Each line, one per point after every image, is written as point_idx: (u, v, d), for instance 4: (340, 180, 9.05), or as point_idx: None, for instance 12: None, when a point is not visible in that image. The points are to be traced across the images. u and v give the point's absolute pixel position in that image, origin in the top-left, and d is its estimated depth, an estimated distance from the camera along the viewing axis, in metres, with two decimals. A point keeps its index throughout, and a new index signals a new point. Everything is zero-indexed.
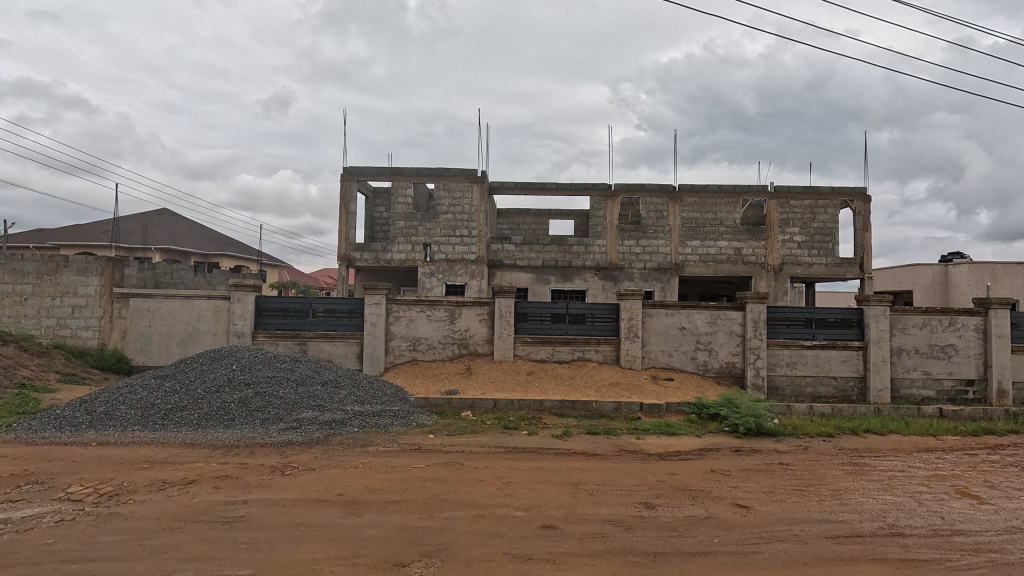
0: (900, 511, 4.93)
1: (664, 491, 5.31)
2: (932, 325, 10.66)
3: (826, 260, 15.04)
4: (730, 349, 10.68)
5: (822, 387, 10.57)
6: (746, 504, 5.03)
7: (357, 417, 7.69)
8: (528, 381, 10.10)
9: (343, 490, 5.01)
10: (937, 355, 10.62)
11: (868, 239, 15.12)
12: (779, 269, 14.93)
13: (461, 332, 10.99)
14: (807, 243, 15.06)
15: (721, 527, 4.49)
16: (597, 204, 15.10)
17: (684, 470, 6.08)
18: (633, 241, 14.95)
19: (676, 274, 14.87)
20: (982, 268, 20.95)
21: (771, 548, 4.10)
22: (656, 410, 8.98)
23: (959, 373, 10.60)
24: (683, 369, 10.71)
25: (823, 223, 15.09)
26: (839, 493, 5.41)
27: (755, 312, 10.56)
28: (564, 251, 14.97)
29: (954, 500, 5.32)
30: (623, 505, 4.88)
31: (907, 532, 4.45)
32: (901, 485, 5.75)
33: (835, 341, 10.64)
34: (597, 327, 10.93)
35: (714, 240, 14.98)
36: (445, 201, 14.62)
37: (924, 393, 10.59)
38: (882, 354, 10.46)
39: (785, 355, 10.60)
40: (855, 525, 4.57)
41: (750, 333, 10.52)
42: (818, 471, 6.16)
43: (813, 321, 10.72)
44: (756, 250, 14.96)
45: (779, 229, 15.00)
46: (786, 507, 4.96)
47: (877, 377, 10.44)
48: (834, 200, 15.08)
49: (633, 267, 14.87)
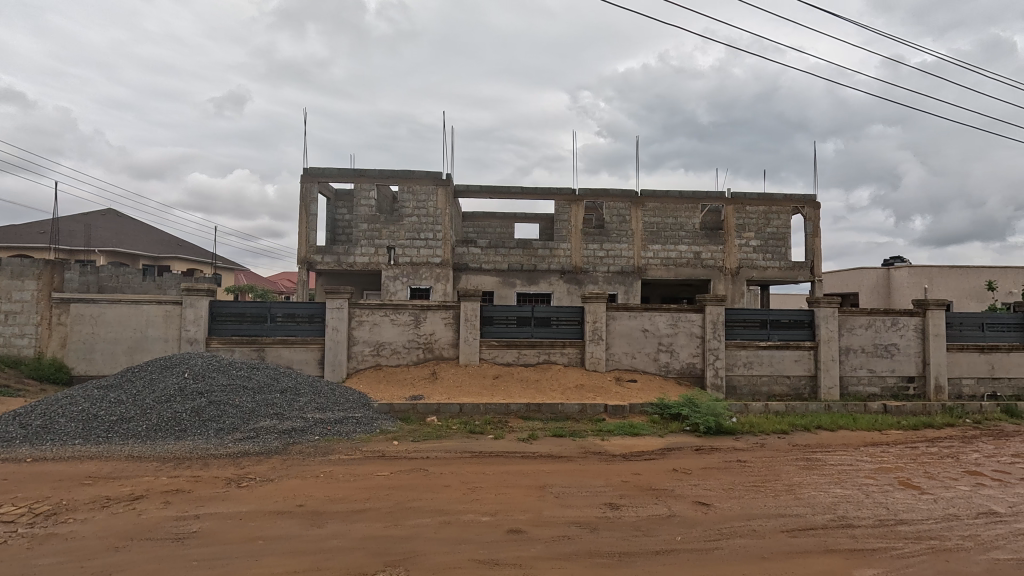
0: (849, 503, 5.17)
1: (628, 491, 5.39)
2: (876, 325, 11.26)
3: (779, 264, 15.65)
4: (691, 349, 10.96)
5: (777, 386, 10.99)
6: (707, 501, 5.17)
7: (318, 425, 7.47)
8: (494, 384, 10.06)
9: (304, 501, 4.85)
10: (881, 353, 11.22)
11: (818, 244, 15.85)
12: (736, 272, 15.46)
13: (426, 336, 10.86)
14: (761, 247, 15.64)
15: (684, 524, 4.59)
16: (562, 208, 15.26)
17: (647, 470, 6.18)
18: (597, 244, 15.17)
19: (639, 277, 15.19)
20: (921, 272, 22.26)
21: (731, 544, 4.22)
22: (620, 411, 9.17)
23: (901, 371, 11.23)
24: (646, 371, 10.93)
25: (777, 228, 15.70)
26: (793, 488, 5.63)
27: (714, 313, 10.89)
28: (529, 255, 15.05)
29: (898, 491, 5.63)
30: (588, 506, 4.92)
31: (856, 523, 4.67)
32: (849, 478, 6.03)
33: (788, 341, 11.09)
34: (562, 330, 11.03)
35: (674, 243, 15.37)
36: (409, 203, 14.45)
37: (869, 389, 11.16)
38: (831, 353, 10.96)
39: (742, 356, 10.97)
40: (810, 519, 4.75)
41: (709, 334, 10.83)
42: (774, 467, 6.39)
43: (768, 323, 11.15)
44: (714, 254, 15.46)
45: (736, 234, 15.53)
46: (743, 503, 5.13)
47: (827, 375, 10.93)
48: (786, 207, 15.75)
49: (597, 271, 15.11)
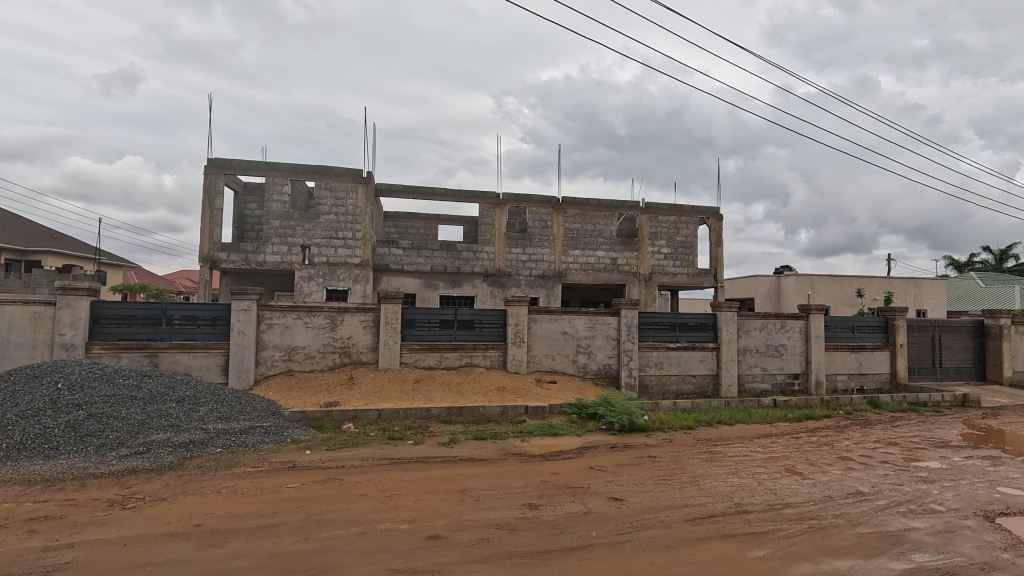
0: (744, 491, 5.65)
1: (546, 490, 5.52)
2: (768, 327, 12.42)
3: (687, 271, 16.77)
4: (607, 351, 11.44)
5: (684, 385, 11.77)
6: (619, 496, 5.41)
7: (220, 437, 6.90)
8: (415, 388, 9.87)
9: (203, 520, 4.46)
10: (772, 353, 12.39)
11: (721, 253, 17.20)
12: (649, 278, 16.38)
13: (343, 339, 10.43)
14: (672, 255, 16.69)
15: (599, 520, 4.78)
16: (486, 211, 15.34)
17: (565, 468, 6.37)
18: (520, 248, 15.40)
19: (560, 282, 15.63)
20: (805, 280, 24.90)
21: (641, 535, 4.45)
22: (540, 412, 9.36)
23: (789, 369, 12.47)
24: (565, 372, 11.25)
25: (685, 237, 16.84)
26: (697, 479, 6.06)
27: (628, 316, 11.45)
28: (453, 258, 14.96)
29: (784, 477, 6.24)
30: (507, 507, 4.98)
31: (749, 509, 5.12)
32: (744, 468, 6.60)
33: (694, 342, 11.92)
34: (484, 333, 11.06)
35: (593, 249, 15.99)
36: (327, 201, 13.82)
37: (762, 386, 12.28)
38: (730, 354, 11.94)
39: (654, 356, 11.63)
40: (710, 507, 5.14)
41: (624, 336, 11.37)
42: (680, 461, 6.84)
43: (677, 326, 11.92)
44: (630, 260, 16.27)
45: (649, 241, 16.45)
46: (653, 496, 5.43)
47: (727, 373, 11.89)
48: (693, 218, 16.94)
49: (519, 274, 15.34)
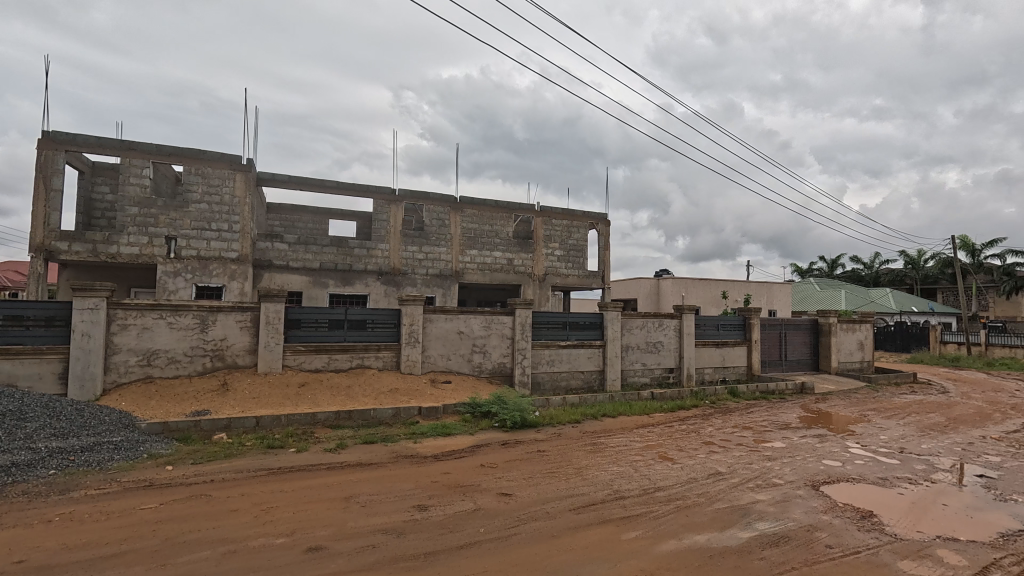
0: (622, 478, 6.09)
1: (436, 491, 5.48)
2: (648, 326, 13.48)
3: (578, 272, 17.61)
4: (502, 350, 11.65)
5: (573, 381, 12.37)
6: (508, 492, 5.55)
7: (54, 456, 5.92)
8: (299, 392, 9.26)
9: (26, 556, 3.79)
10: (651, 349, 13.47)
11: (608, 256, 18.33)
12: (542, 279, 16.96)
13: (215, 341, 9.47)
14: (564, 256, 17.42)
15: (487, 516, 4.85)
16: (380, 207, 14.85)
17: (456, 468, 6.38)
18: (416, 247, 15.13)
19: (456, 281, 15.62)
20: (680, 283, 27.41)
21: (527, 528, 4.61)
22: (433, 412, 9.28)
23: (665, 363, 13.64)
24: (460, 371, 11.27)
25: (577, 240, 17.67)
26: (581, 470, 6.40)
27: (522, 316, 11.75)
28: (344, 254, 14.28)
29: (657, 463, 6.83)
30: (395, 511, 4.87)
31: (626, 494, 5.52)
32: (624, 457, 7.11)
33: (582, 340, 12.57)
34: (377, 333, 10.70)
35: (490, 249, 16.19)
36: (198, 188, 12.46)
37: (643, 380, 13.29)
38: (615, 350, 12.77)
39: (546, 354, 12.08)
40: (591, 495, 5.46)
41: (518, 335, 11.66)
42: (567, 453, 7.18)
43: (568, 325, 12.48)
44: (525, 261, 16.72)
45: (543, 243, 17.04)
46: (540, 489, 5.64)
47: (612, 369, 12.70)
48: (584, 222, 17.84)
49: (415, 273, 15.06)
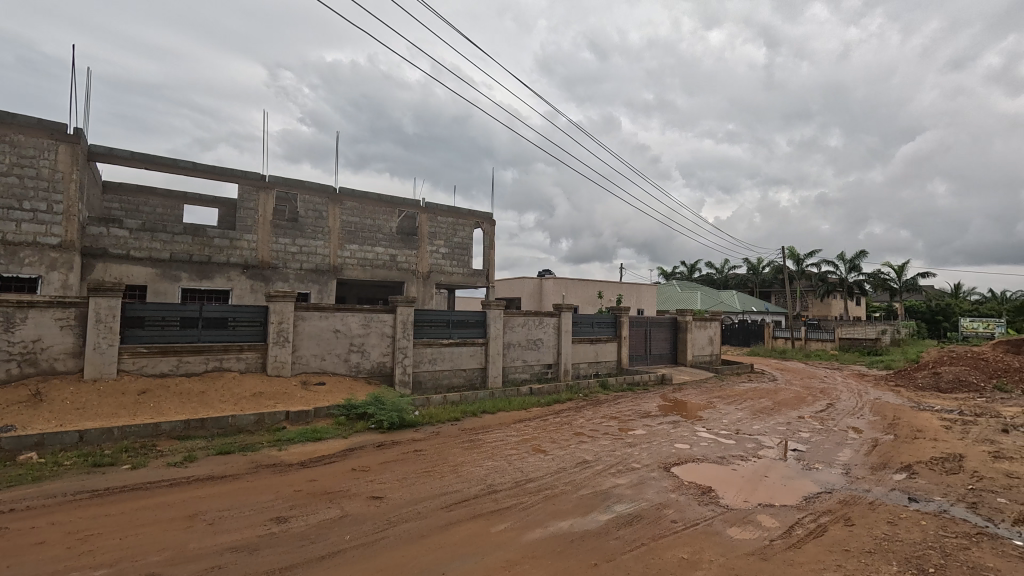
0: (496, 473, 6.21)
1: (299, 500, 5.13)
2: (529, 323, 13.94)
3: (462, 271, 17.63)
4: (381, 349, 11.26)
5: (455, 378, 12.37)
6: (380, 495, 5.37)
7: None
8: (140, 400, 8.10)
9: None
10: (531, 346, 13.95)
11: (493, 255, 18.63)
12: (427, 276, 16.73)
13: (25, 343, 7.90)
14: (449, 254, 17.33)
15: (354, 522, 4.65)
16: (247, 194, 13.56)
17: (324, 474, 6.03)
18: (289, 239, 14.06)
19: (334, 277, 14.81)
20: (560, 283, 28.80)
21: (396, 530, 4.50)
22: (303, 417, 8.69)
23: (544, 360, 14.22)
24: (335, 372, 10.68)
25: (462, 239, 17.68)
26: (456, 467, 6.41)
27: (404, 314, 11.46)
28: (201, 244, 12.80)
29: (531, 456, 7.08)
30: (250, 526, 4.46)
31: (498, 488, 5.64)
32: (499, 451, 7.27)
33: (465, 338, 12.63)
34: (239, 332, 9.74)
35: (371, 244, 15.58)
36: (4, 158, 10.33)
37: (523, 376, 13.71)
38: (497, 348, 13.01)
39: (428, 353, 11.92)
40: (464, 492, 5.49)
41: (399, 334, 11.34)
42: (444, 452, 7.15)
43: (451, 323, 12.45)
44: (409, 257, 16.36)
45: (428, 241, 16.80)
46: (413, 490, 5.54)
47: (493, 366, 12.92)
48: (470, 221, 17.91)
49: (287, 267, 14.01)
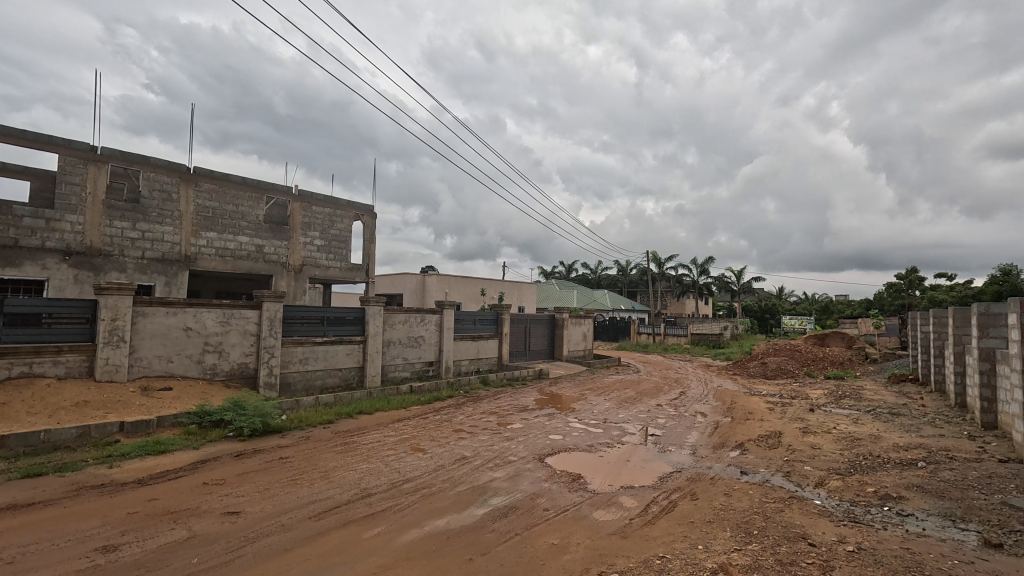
0: (371, 475, 5.97)
1: (134, 524, 4.45)
2: (410, 320, 13.64)
3: (340, 265, 16.68)
4: (243, 349, 10.20)
5: (329, 379, 11.66)
6: (237, 509, 4.87)
7: None
8: None
9: None
10: (412, 343, 13.66)
11: (373, 250, 17.90)
12: (299, 270, 15.56)
13: None
14: (325, 247, 16.27)
15: (204, 543, 4.15)
16: (71, 166, 11.48)
17: (167, 491, 5.30)
18: (128, 223, 12.20)
19: (186, 268, 13.15)
20: (444, 280, 28.64)
21: (255, 546, 4.11)
22: (142, 428, 7.56)
23: (425, 357, 14.01)
24: (185, 376, 9.46)
25: (340, 231, 16.68)
26: (327, 473, 6.04)
27: (271, 310, 10.49)
28: (6, 225, 10.62)
29: (408, 455, 6.93)
30: (65, 561, 3.76)
31: (373, 492, 5.43)
32: (375, 453, 7.00)
33: (341, 336, 11.96)
34: (57, 331, 8.17)
35: (233, 233, 14.08)
36: None
37: (403, 374, 13.38)
38: (376, 346, 12.52)
39: (298, 352, 11.08)
40: (335, 498, 5.20)
41: (264, 332, 10.37)
42: (313, 457, 6.70)
43: (326, 320, 11.71)
44: (278, 249, 15.06)
45: (301, 231, 15.62)
46: (276, 501, 5.11)
47: (372, 364, 12.42)
48: (349, 212, 16.97)
49: (125, 255, 12.16)
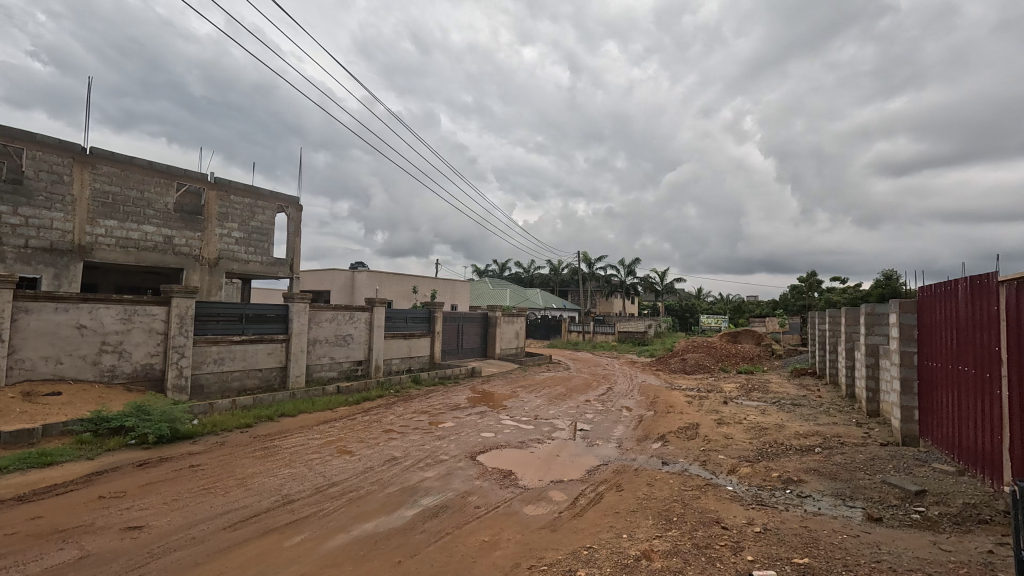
0: (293, 481, 5.68)
1: (12, 548, 3.93)
2: (338, 319, 13.11)
3: (261, 259, 15.70)
4: (148, 349, 9.33)
5: (248, 380, 10.96)
6: (140, 523, 4.45)
7: None
8: None
9: None
10: (340, 342, 13.15)
11: (298, 244, 17.03)
12: (214, 264, 14.49)
13: None
14: (244, 240, 15.25)
15: (100, 562, 3.76)
16: None
17: (55, 508, 4.74)
18: (7, 207, 10.84)
19: (80, 259, 11.90)
20: (374, 277, 27.82)
21: (161, 562, 3.78)
22: (24, 438, 6.71)
23: (354, 356, 13.54)
24: (78, 379, 8.53)
25: (261, 223, 15.69)
26: (244, 480, 5.67)
27: (182, 307, 9.68)
28: None
29: (335, 458, 6.67)
30: None
31: (296, 498, 5.16)
32: (299, 457, 6.67)
33: (262, 334, 11.29)
34: None
35: (137, 222, 12.86)
36: None
37: (330, 374, 12.84)
38: (300, 345, 11.93)
39: (213, 352, 10.32)
40: (254, 507, 4.89)
41: (174, 330, 9.54)
42: (229, 464, 6.26)
43: (244, 317, 11.00)
44: (190, 240, 13.92)
45: (217, 222, 14.53)
46: (186, 512, 4.72)
47: (296, 364, 11.82)
48: (272, 204, 16.00)
49: (4, 243, 10.82)
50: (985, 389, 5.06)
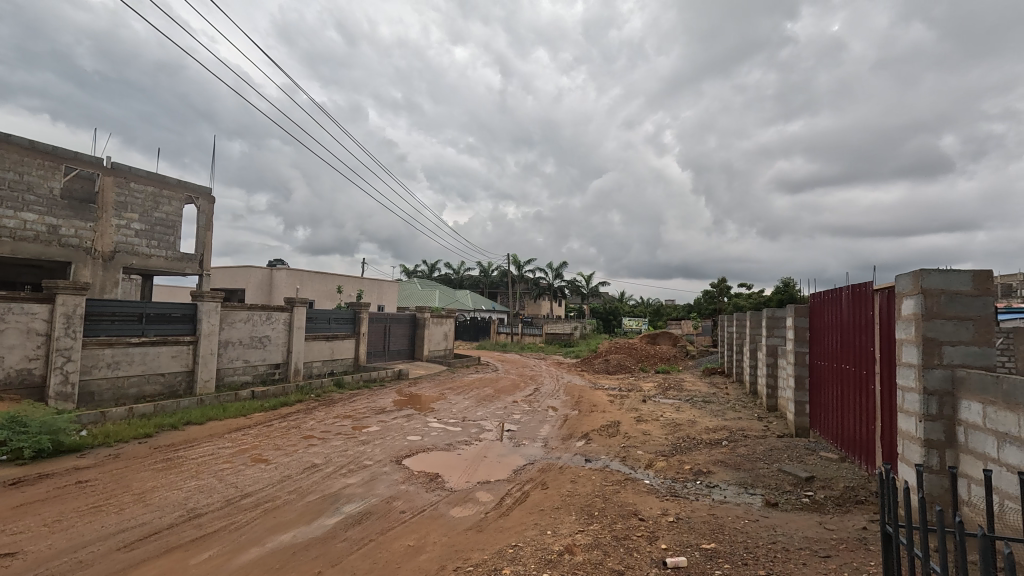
0: (200, 494, 5.27)
1: None
2: (254, 319, 12.32)
3: (166, 254, 14.38)
4: (26, 352, 8.27)
5: (148, 386, 10.02)
6: (13, 549, 3.94)
7: None
8: None
9: None
10: (255, 344, 12.36)
11: (210, 238, 15.80)
12: (109, 258, 13.07)
13: None
14: (146, 232, 13.88)
15: None
16: None
17: None
18: None
19: None
20: (294, 274, 26.38)
21: None
22: None
23: (271, 359, 12.78)
24: None
25: (166, 214, 14.34)
26: (143, 495, 5.19)
27: (69, 305, 8.66)
28: None
29: (248, 468, 6.28)
30: None
31: (203, 512, 4.80)
32: (207, 468, 6.20)
33: (165, 336, 10.36)
34: None
35: (13, 208, 11.41)
36: None
37: (243, 378, 12.03)
38: (210, 347, 11.07)
39: (106, 356, 9.34)
40: (153, 523, 4.48)
41: (59, 331, 8.53)
42: (125, 478, 5.70)
43: (145, 317, 10.05)
44: (79, 231, 12.49)
45: (114, 212, 13.12)
46: (73, 534, 4.25)
47: (205, 368, 10.95)
48: (179, 194, 14.69)
49: None
50: (863, 384, 5.72)
